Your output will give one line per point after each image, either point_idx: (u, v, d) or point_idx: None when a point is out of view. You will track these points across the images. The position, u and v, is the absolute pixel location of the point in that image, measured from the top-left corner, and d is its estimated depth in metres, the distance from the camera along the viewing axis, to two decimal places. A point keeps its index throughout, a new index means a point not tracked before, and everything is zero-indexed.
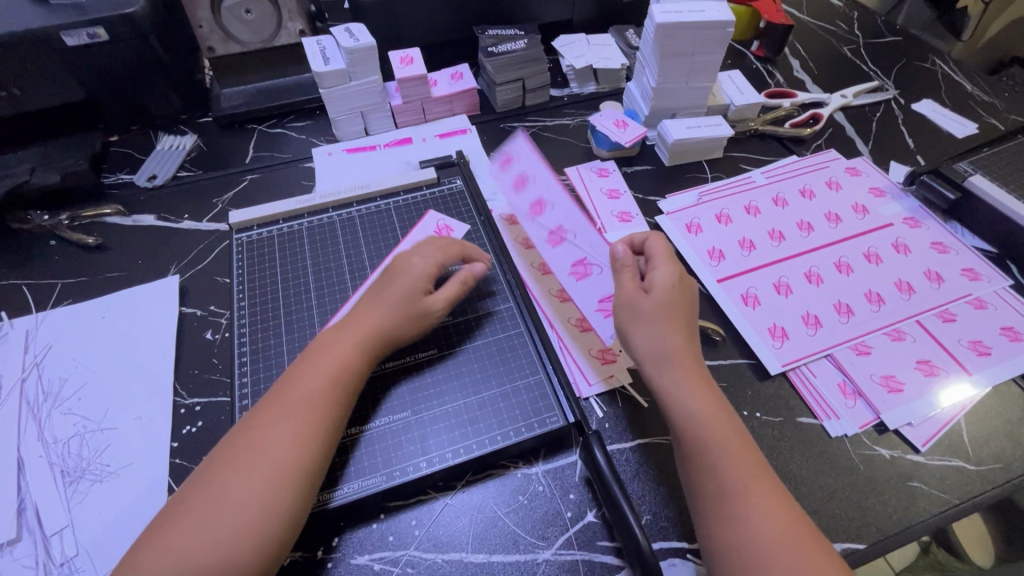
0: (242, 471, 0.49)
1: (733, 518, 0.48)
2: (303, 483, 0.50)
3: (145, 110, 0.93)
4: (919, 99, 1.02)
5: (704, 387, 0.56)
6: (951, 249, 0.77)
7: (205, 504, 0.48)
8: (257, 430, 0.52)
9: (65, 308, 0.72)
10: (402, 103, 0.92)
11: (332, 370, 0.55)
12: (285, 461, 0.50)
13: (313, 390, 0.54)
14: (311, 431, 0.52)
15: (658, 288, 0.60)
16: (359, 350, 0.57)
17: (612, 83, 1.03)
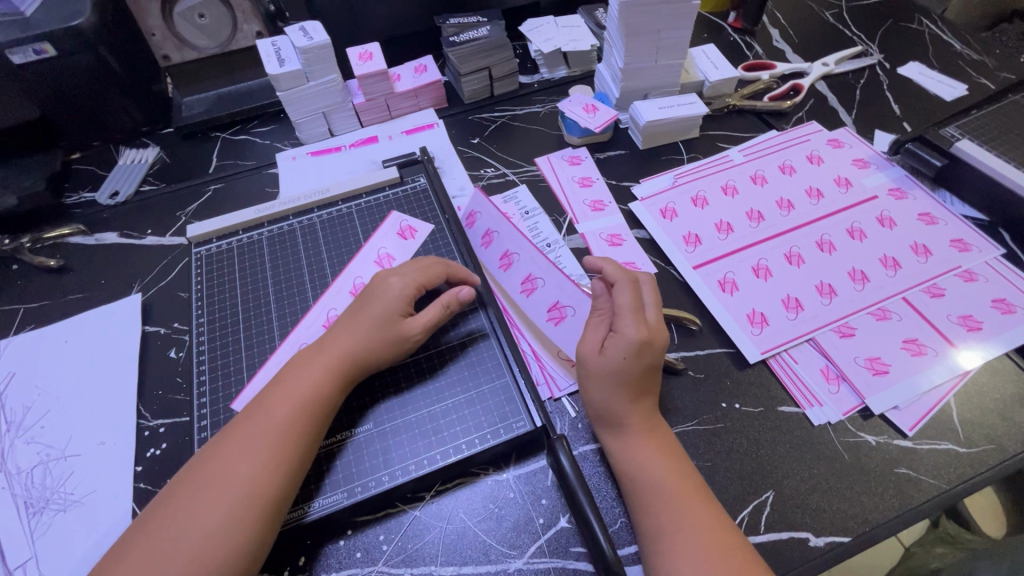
0: (203, 502, 0.47)
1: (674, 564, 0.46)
2: (267, 513, 0.48)
3: (105, 125, 0.90)
4: (904, 63, 0.97)
5: (655, 438, 0.54)
6: (939, 219, 0.74)
7: (160, 538, 0.46)
8: (220, 457, 0.50)
9: (27, 334, 0.71)
10: (365, 100, 0.89)
11: (301, 396, 0.53)
12: (250, 491, 0.48)
13: (281, 418, 0.52)
14: (281, 461, 0.50)
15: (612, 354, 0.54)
16: (334, 377, 0.55)
17: (584, 66, 1.00)
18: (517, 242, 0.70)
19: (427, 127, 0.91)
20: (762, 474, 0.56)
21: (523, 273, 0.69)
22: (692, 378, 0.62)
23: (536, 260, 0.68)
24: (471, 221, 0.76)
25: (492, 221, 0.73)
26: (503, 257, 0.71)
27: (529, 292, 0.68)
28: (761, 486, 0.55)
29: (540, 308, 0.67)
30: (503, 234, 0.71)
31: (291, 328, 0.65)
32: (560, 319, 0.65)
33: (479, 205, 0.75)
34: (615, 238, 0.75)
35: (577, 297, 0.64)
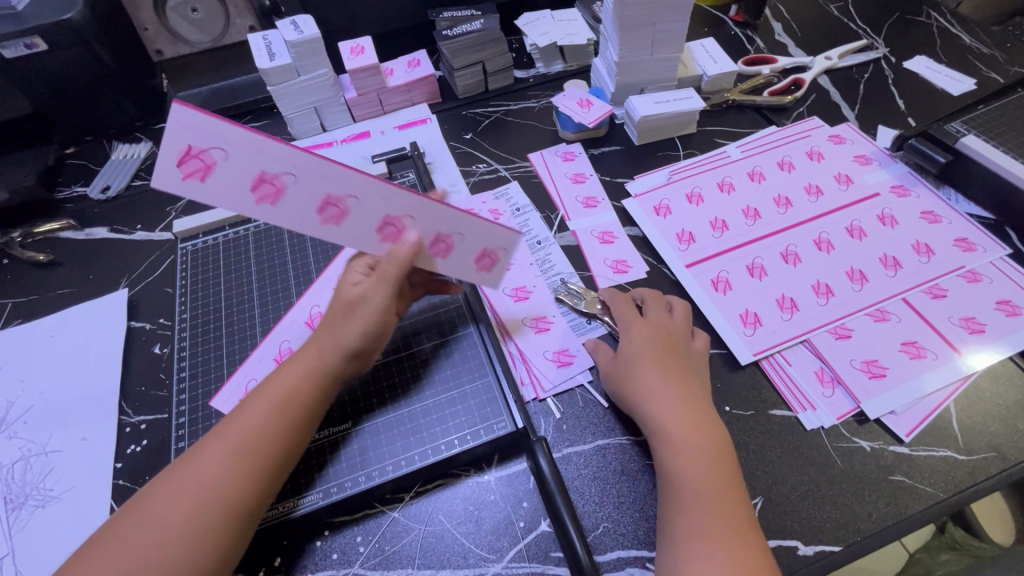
0: (172, 510, 0.45)
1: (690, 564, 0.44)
2: (241, 522, 0.46)
3: (98, 120, 0.90)
4: (911, 57, 0.95)
5: (703, 434, 0.51)
6: (943, 217, 0.71)
7: (123, 544, 0.43)
8: (192, 463, 0.47)
9: (14, 329, 0.70)
10: (357, 95, 0.88)
11: (279, 400, 0.50)
12: (227, 492, 0.46)
13: (259, 423, 0.49)
14: (260, 462, 0.48)
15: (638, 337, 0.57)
16: (316, 380, 0.52)
17: (580, 61, 0.98)
18: (384, 190, 0.49)
19: (420, 122, 0.90)
20: (750, 479, 0.54)
21: (425, 233, 0.53)
22: None
23: (439, 209, 0.51)
24: (191, 164, 0.42)
25: (175, 133, 0.40)
26: (382, 216, 0.50)
27: (440, 255, 0.54)
28: (749, 491, 0.53)
29: (461, 259, 0.56)
30: (360, 190, 0.48)
31: (273, 325, 0.64)
32: (450, 250, 0.54)
33: (204, 137, 0.41)
34: (607, 235, 0.73)
35: (512, 243, 0.56)
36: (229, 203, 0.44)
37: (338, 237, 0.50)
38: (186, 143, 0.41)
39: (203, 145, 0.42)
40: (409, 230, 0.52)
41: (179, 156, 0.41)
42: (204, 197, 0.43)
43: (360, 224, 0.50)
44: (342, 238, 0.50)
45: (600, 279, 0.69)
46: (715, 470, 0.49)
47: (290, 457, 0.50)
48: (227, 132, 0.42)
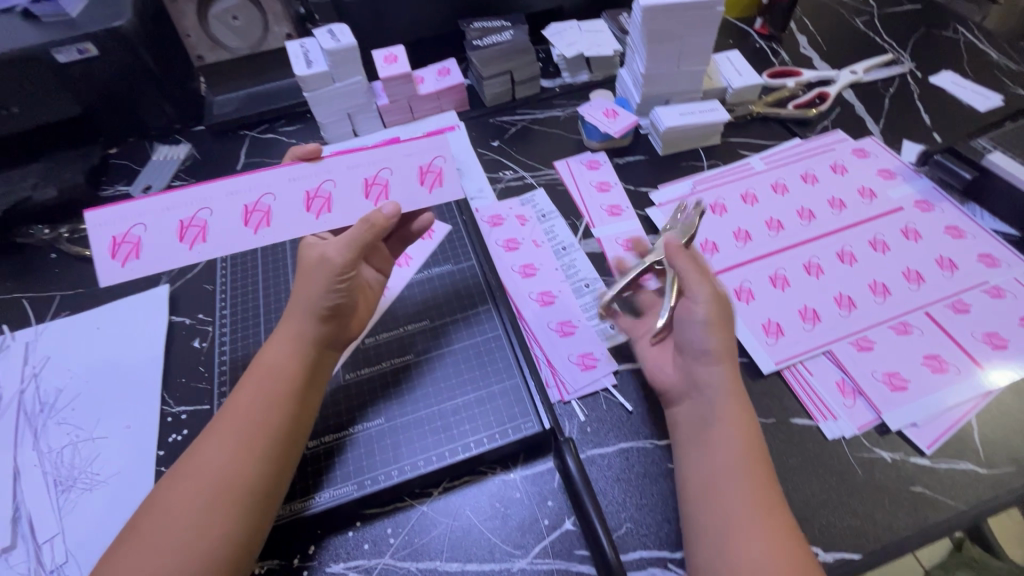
0: (182, 493, 0.47)
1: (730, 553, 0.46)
2: (248, 499, 0.47)
3: (141, 122, 0.94)
4: (936, 72, 0.95)
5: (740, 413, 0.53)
6: (967, 233, 0.72)
7: (148, 528, 0.46)
8: (196, 450, 0.50)
9: (62, 320, 0.74)
10: (389, 102, 0.91)
11: (260, 380, 0.53)
12: (226, 473, 0.48)
13: (246, 402, 0.52)
14: (253, 440, 0.49)
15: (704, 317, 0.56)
16: (294, 354, 0.55)
17: (606, 71, 1.00)
18: (289, 171, 0.57)
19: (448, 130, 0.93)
20: None
21: (354, 186, 0.58)
22: None
23: (342, 158, 0.58)
24: (121, 249, 0.55)
25: (101, 230, 0.55)
26: (309, 194, 0.57)
27: (383, 197, 0.58)
28: None
29: (404, 191, 0.59)
30: (275, 183, 0.57)
31: None
32: (388, 189, 0.59)
33: (120, 223, 0.55)
34: (631, 243, 0.75)
35: (439, 146, 0.60)
36: (166, 258, 0.55)
37: (281, 233, 0.56)
38: (111, 236, 0.55)
39: (123, 229, 0.55)
40: (338, 191, 0.58)
41: (111, 248, 0.55)
42: (139, 267, 0.55)
43: (297, 208, 0.57)
44: (284, 230, 0.56)
45: (624, 286, 0.71)
46: (746, 454, 0.50)
47: (284, 431, 0.51)
48: (137, 211, 0.56)
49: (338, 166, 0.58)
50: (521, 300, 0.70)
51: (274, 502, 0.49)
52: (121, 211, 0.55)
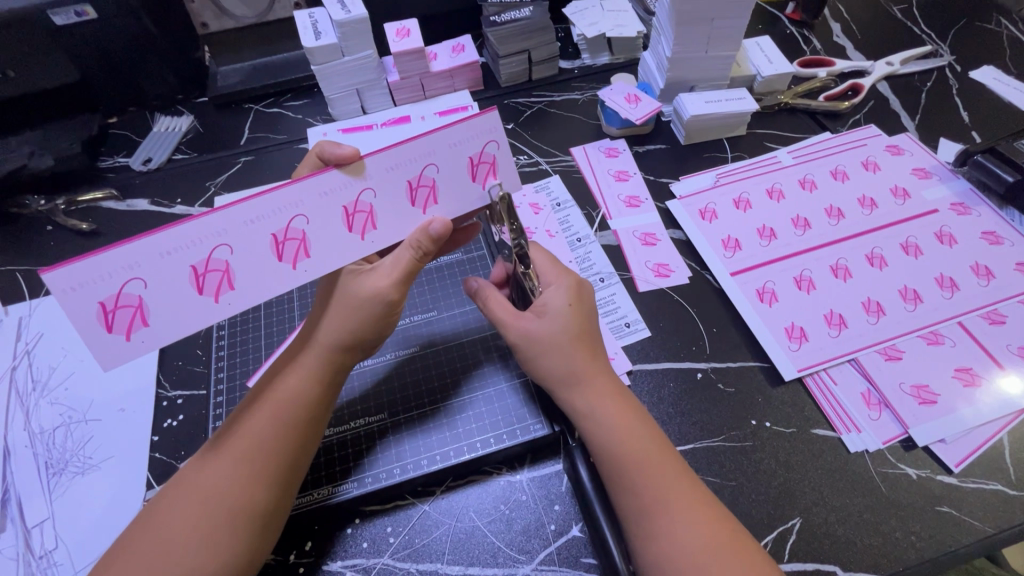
0: (183, 513, 0.44)
1: (650, 545, 0.44)
2: (255, 524, 0.45)
3: (142, 91, 0.90)
4: (977, 67, 0.90)
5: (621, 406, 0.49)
6: (1006, 239, 0.68)
7: (146, 545, 0.43)
8: (197, 474, 0.46)
9: (57, 296, 0.71)
10: (400, 79, 0.86)
11: (276, 398, 0.49)
12: (234, 499, 0.45)
13: (257, 426, 0.48)
14: (266, 465, 0.47)
15: (554, 307, 0.52)
16: (313, 376, 0.50)
17: (628, 54, 0.95)
18: (322, 184, 0.46)
19: (461, 110, 0.88)
20: (789, 499, 0.53)
21: (398, 191, 0.48)
22: (720, 390, 0.59)
23: (378, 158, 0.47)
24: (118, 317, 0.43)
25: (80, 298, 0.42)
26: (348, 209, 0.47)
27: (432, 202, 0.49)
28: (787, 511, 0.52)
29: (454, 191, 0.50)
30: (305, 202, 0.46)
31: None
32: (436, 190, 0.49)
33: (105, 286, 0.42)
34: (649, 237, 0.72)
35: (491, 129, 0.48)
36: (185, 316, 0.45)
37: (326, 263, 0.47)
38: (97, 302, 0.42)
39: (113, 293, 0.43)
40: (381, 202, 0.48)
41: (103, 319, 0.43)
42: (153, 335, 0.44)
43: (337, 229, 0.47)
44: (329, 260, 0.47)
45: (640, 282, 0.68)
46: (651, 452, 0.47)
47: (294, 456, 0.48)
48: (124, 262, 0.43)
49: (376, 167, 0.47)
50: None
51: (280, 524, 0.47)
52: (101, 265, 0.42)
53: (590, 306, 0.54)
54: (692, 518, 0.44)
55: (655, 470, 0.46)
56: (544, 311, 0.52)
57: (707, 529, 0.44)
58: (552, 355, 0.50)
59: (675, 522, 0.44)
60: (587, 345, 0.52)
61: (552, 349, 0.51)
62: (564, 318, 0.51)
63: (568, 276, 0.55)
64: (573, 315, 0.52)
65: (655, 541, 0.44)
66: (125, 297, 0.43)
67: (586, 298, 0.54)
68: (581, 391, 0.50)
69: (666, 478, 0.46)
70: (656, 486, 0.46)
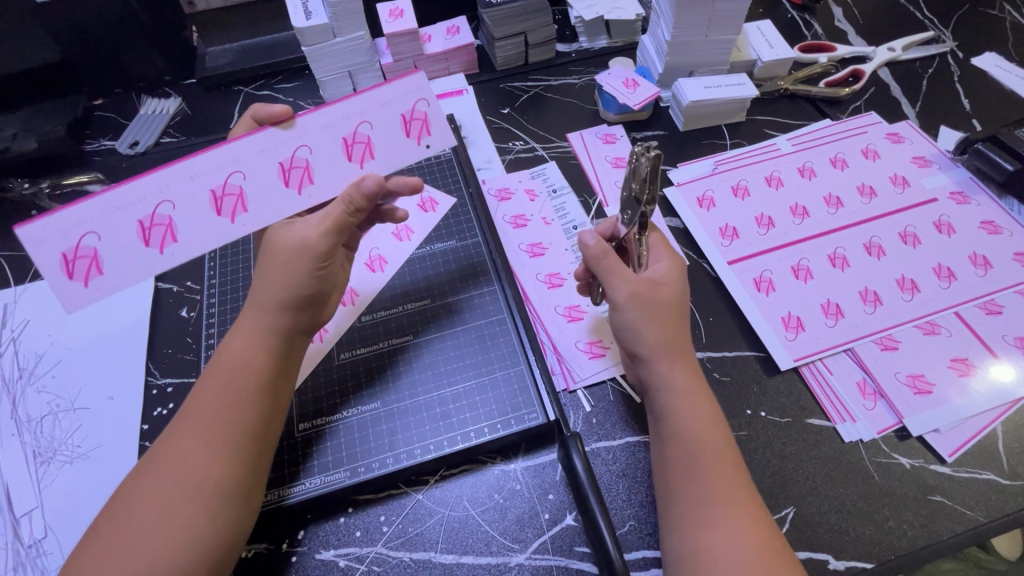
0: (149, 496, 0.43)
1: (715, 531, 0.43)
2: (224, 500, 0.44)
3: (128, 72, 0.87)
4: (979, 53, 0.89)
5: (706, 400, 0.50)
6: (1004, 229, 0.68)
7: (115, 531, 0.42)
8: (159, 455, 0.45)
9: (43, 282, 0.70)
10: (393, 61, 0.84)
11: (226, 367, 0.48)
12: (195, 475, 0.44)
13: (209, 396, 0.47)
14: (222, 437, 0.46)
15: (666, 284, 0.53)
16: (258, 342, 0.49)
17: (626, 38, 0.93)
18: (258, 141, 0.51)
19: (456, 94, 0.86)
20: (783, 488, 0.53)
21: (333, 148, 0.53)
22: (716, 380, 0.59)
23: (313, 117, 0.52)
24: (78, 267, 0.49)
25: (47, 249, 0.48)
26: (284, 165, 0.52)
27: (367, 157, 0.53)
28: (781, 500, 0.52)
29: (388, 146, 0.54)
30: (242, 159, 0.51)
31: None
32: (371, 146, 0.53)
33: (66, 237, 0.49)
34: None
35: (418, 88, 0.54)
36: (134, 266, 0.50)
37: (263, 215, 0.51)
38: (60, 253, 0.49)
39: (74, 243, 0.49)
40: (317, 158, 0.52)
41: (64, 268, 0.49)
42: (105, 284, 0.50)
43: (274, 183, 0.51)
44: (265, 213, 0.51)
45: None
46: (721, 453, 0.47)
47: (254, 429, 0.47)
48: (81, 217, 0.49)
49: (307, 126, 0.52)
50: (527, 282, 0.66)
51: (251, 500, 0.46)
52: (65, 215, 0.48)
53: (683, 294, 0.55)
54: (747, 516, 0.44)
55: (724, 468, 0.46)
56: (655, 279, 0.52)
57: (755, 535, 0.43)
58: (665, 323, 0.51)
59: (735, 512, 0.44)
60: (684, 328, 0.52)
61: (662, 317, 0.51)
62: (676, 299, 0.52)
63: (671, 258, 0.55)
64: (679, 297, 0.53)
65: (722, 526, 0.43)
66: (83, 247, 0.49)
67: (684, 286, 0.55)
68: (675, 367, 0.50)
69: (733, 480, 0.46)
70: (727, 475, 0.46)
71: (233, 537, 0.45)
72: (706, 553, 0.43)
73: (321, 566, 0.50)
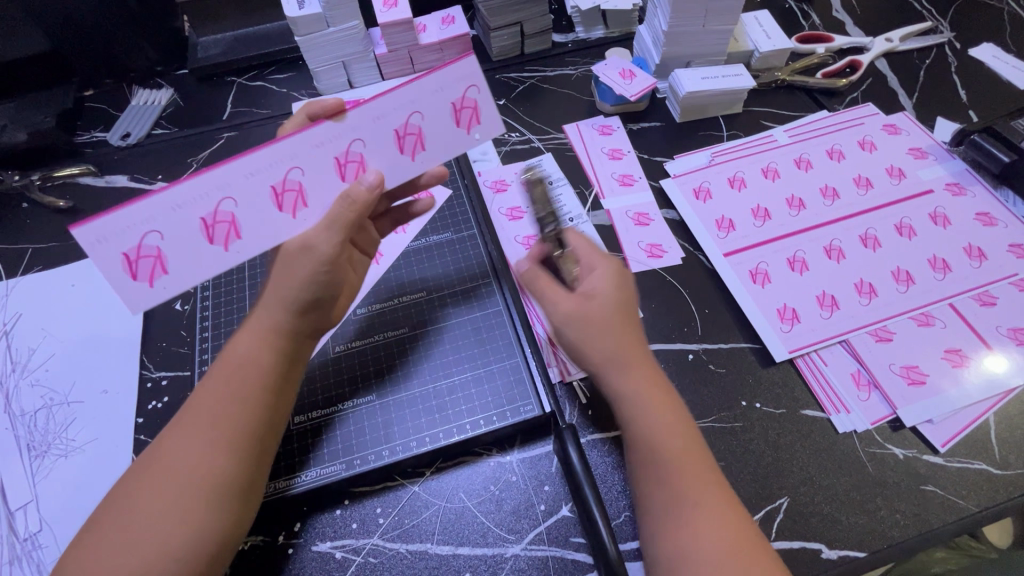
0: (148, 490, 0.43)
1: (678, 537, 0.44)
2: (223, 496, 0.44)
3: (118, 62, 0.86)
4: (977, 43, 0.89)
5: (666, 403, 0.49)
6: (999, 220, 0.68)
7: (114, 525, 0.42)
8: (159, 451, 0.45)
9: (35, 276, 0.69)
10: (387, 52, 0.83)
11: (231, 366, 0.47)
12: (195, 472, 0.44)
13: (212, 395, 0.46)
14: (224, 436, 0.45)
15: (600, 291, 0.51)
16: (262, 342, 0.48)
17: (623, 28, 0.92)
18: (312, 136, 0.47)
19: None
20: (777, 479, 0.53)
21: (386, 141, 0.49)
22: (711, 371, 0.59)
23: (363, 108, 0.47)
24: (142, 267, 0.46)
25: (103, 252, 0.45)
26: (338, 160, 0.48)
27: (419, 149, 0.50)
28: (775, 491, 0.52)
29: (442, 136, 0.50)
30: (298, 154, 0.47)
31: None
32: (423, 137, 0.49)
33: (127, 239, 0.45)
34: (642, 216, 0.71)
35: (471, 72, 0.49)
36: (200, 266, 0.47)
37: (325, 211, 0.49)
38: (121, 253, 0.45)
39: (135, 244, 0.45)
40: (372, 151, 0.49)
41: (128, 269, 0.45)
42: (174, 284, 0.47)
43: (330, 179, 0.48)
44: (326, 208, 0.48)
45: (633, 262, 0.67)
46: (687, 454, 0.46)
47: (256, 427, 0.46)
48: (139, 217, 0.45)
49: (358, 117, 0.47)
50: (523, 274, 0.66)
51: (250, 495, 0.46)
52: (120, 218, 0.44)
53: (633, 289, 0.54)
54: (720, 517, 0.44)
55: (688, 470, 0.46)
56: (592, 295, 0.51)
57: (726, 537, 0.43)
58: (601, 336, 0.50)
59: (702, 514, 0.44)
60: (634, 328, 0.51)
61: (599, 329, 0.50)
62: (611, 302, 0.51)
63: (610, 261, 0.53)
64: (619, 298, 0.51)
65: (683, 532, 0.44)
66: (143, 249, 0.45)
67: (628, 281, 0.53)
68: (627, 374, 0.49)
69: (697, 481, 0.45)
70: (689, 478, 0.45)
71: (230, 534, 0.45)
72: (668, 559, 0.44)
73: (317, 557, 0.50)
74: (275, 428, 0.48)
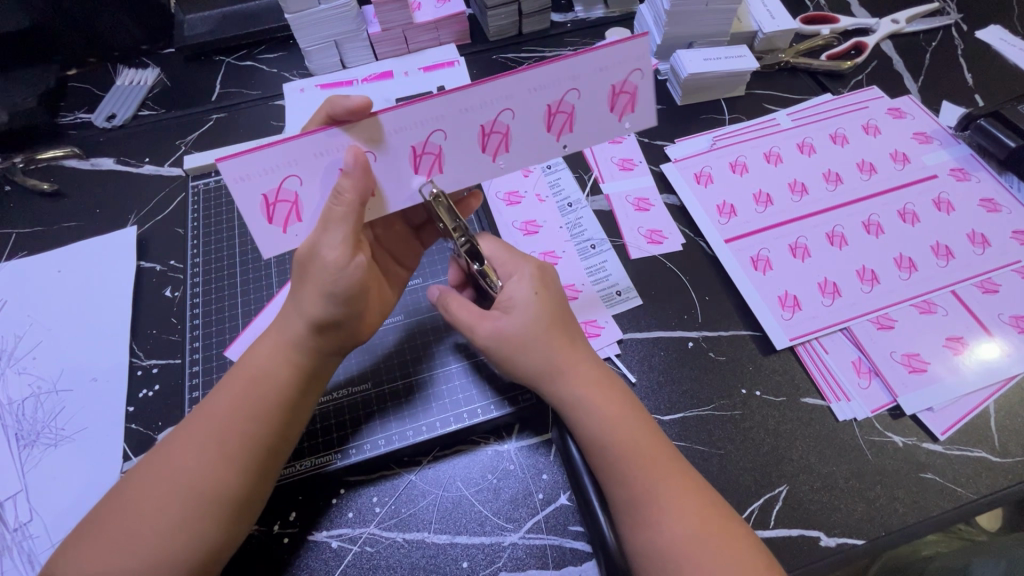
0: (149, 495, 0.43)
1: (644, 534, 0.44)
2: (231, 509, 0.44)
3: (101, 40, 0.83)
4: (984, 26, 0.87)
5: (617, 401, 0.48)
6: (1003, 207, 0.67)
7: (112, 526, 0.42)
8: (165, 455, 0.44)
9: (19, 261, 0.67)
10: (381, 30, 0.80)
11: (246, 377, 0.47)
12: (200, 483, 0.43)
13: (225, 406, 0.46)
14: (233, 450, 0.44)
15: (520, 300, 0.49)
16: (281, 357, 0.47)
17: (624, 7, 0.90)
18: (464, 100, 0.44)
19: (448, 66, 0.83)
20: (777, 467, 0.53)
21: (535, 116, 0.47)
22: (711, 359, 0.58)
23: (521, 78, 0.45)
24: (277, 211, 0.45)
25: (246, 186, 0.43)
26: (484, 129, 0.46)
27: (566, 129, 0.48)
28: (775, 479, 0.52)
29: (592, 118, 0.48)
30: (446, 116, 0.45)
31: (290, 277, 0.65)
32: (573, 117, 0.48)
33: (270, 180, 0.44)
34: (642, 202, 0.69)
35: (639, 56, 0.46)
36: None
37: (456, 179, 0.48)
38: (261, 195, 0.44)
39: (276, 186, 0.44)
40: (519, 124, 0.47)
41: (265, 212, 0.45)
42: (306, 231, 0.46)
43: (403, 169, 0.46)
44: (459, 177, 0.48)
45: (633, 249, 0.66)
46: (649, 452, 0.46)
47: (268, 443, 0.46)
48: (282, 158, 0.43)
49: (509, 86, 0.45)
50: None
51: (257, 506, 0.46)
52: (265, 156, 0.43)
53: (555, 290, 0.52)
54: (686, 509, 0.44)
55: (649, 464, 0.45)
56: (511, 307, 0.49)
57: (698, 523, 0.43)
58: (529, 349, 0.48)
59: (668, 511, 0.44)
60: (566, 333, 0.50)
61: (528, 342, 0.48)
62: (533, 311, 0.49)
63: (526, 263, 0.51)
64: (541, 306, 0.49)
65: (651, 532, 0.43)
66: (280, 191, 0.44)
67: (550, 282, 0.51)
68: (566, 384, 0.48)
69: (660, 473, 0.45)
70: (651, 479, 0.45)
71: (230, 545, 0.44)
72: (642, 556, 0.44)
73: (313, 547, 0.50)
74: (291, 444, 0.48)
